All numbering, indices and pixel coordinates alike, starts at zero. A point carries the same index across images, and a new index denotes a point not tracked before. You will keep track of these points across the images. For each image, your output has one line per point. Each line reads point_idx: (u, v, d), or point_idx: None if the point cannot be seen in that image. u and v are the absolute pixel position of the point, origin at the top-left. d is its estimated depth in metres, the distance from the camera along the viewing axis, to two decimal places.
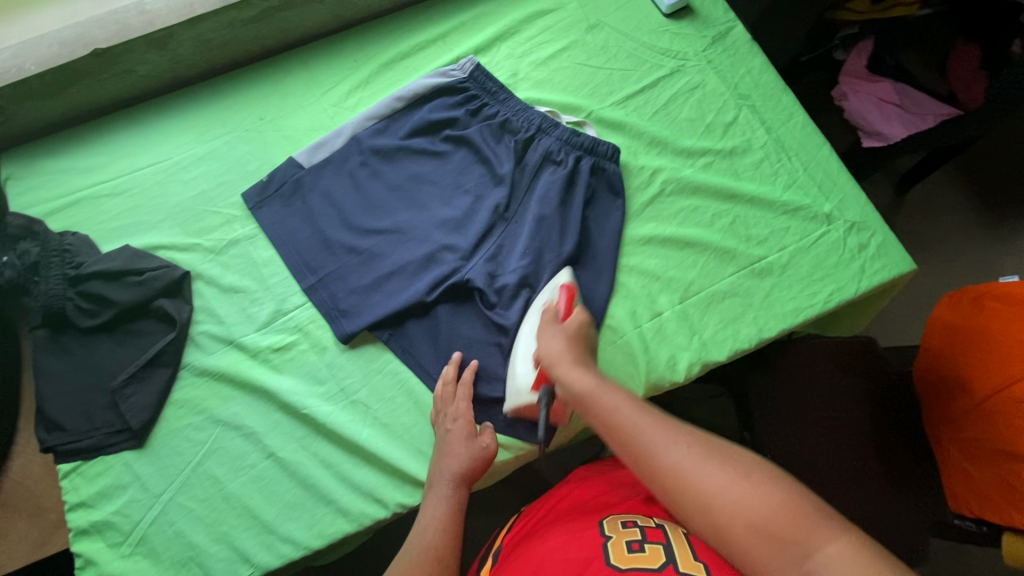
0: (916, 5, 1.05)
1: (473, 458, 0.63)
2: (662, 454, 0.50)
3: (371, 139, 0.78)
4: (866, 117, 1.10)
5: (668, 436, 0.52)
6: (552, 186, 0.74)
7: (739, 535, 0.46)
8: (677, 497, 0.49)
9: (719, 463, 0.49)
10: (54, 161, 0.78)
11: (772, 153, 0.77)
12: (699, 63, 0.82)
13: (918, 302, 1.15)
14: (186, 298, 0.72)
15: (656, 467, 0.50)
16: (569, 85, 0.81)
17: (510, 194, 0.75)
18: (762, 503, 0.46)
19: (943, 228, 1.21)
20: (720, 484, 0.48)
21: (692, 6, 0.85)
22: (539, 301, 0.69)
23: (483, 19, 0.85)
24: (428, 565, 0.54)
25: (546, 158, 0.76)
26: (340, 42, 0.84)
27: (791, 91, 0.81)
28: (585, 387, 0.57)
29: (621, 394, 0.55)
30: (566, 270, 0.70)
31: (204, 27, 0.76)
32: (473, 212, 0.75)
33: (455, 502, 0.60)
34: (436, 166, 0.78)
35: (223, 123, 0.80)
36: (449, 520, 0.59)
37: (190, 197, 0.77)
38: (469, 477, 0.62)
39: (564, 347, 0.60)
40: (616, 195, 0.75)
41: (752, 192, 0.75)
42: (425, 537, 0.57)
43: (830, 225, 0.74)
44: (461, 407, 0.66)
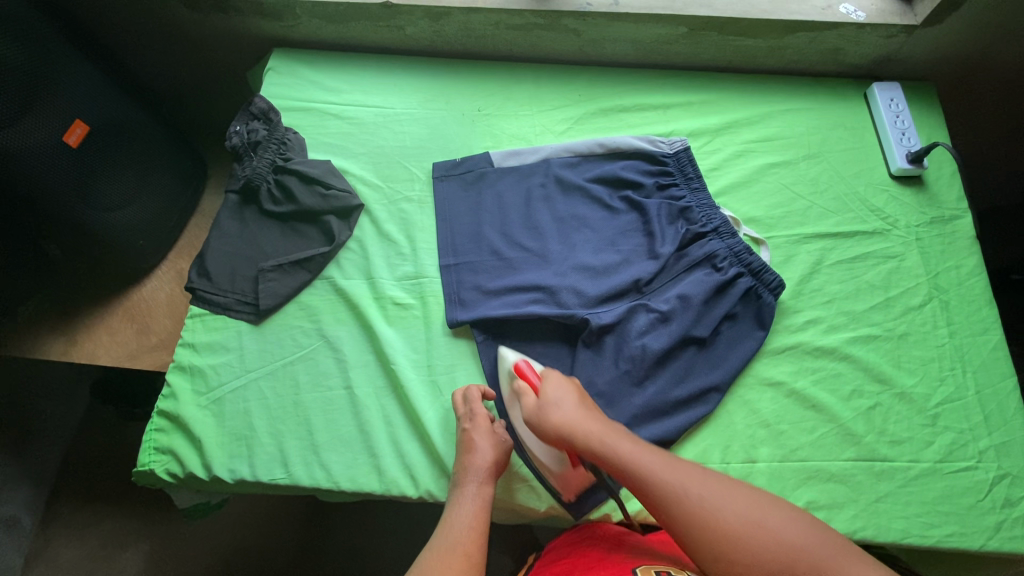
0: None
1: (499, 453, 0.65)
2: (673, 485, 0.53)
3: (558, 168, 0.83)
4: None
5: (684, 477, 0.53)
6: (700, 285, 0.74)
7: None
8: (693, 531, 0.50)
9: (727, 492, 0.53)
10: (310, 72, 0.92)
11: (946, 358, 0.70)
12: (907, 236, 0.77)
13: None
14: (350, 225, 0.80)
15: (675, 506, 0.52)
16: (762, 200, 0.80)
17: (657, 272, 0.75)
18: (782, 532, 0.49)
19: None
20: (721, 503, 0.51)
21: (925, 178, 0.80)
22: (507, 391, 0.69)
23: (710, 106, 0.87)
24: (459, 562, 0.55)
25: (707, 258, 0.76)
26: (573, 75, 0.91)
27: (996, 307, 0.73)
28: (596, 433, 0.58)
29: (628, 438, 0.58)
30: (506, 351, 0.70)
31: (475, 18, 0.85)
32: (614, 269, 0.76)
33: (486, 498, 0.61)
34: (599, 215, 0.80)
35: (447, 101, 0.89)
36: (478, 521, 0.59)
37: (392, 146, 0.86)
38: (495, 471, 0.64)
39: (580, 414, 0.60)
40: (759, 326, 0.73)
41: (906, 387, 0.69)
42: (455, 534, 0.58)
43: (979, 463, 0.66)
44: (482, 411, 0.67)
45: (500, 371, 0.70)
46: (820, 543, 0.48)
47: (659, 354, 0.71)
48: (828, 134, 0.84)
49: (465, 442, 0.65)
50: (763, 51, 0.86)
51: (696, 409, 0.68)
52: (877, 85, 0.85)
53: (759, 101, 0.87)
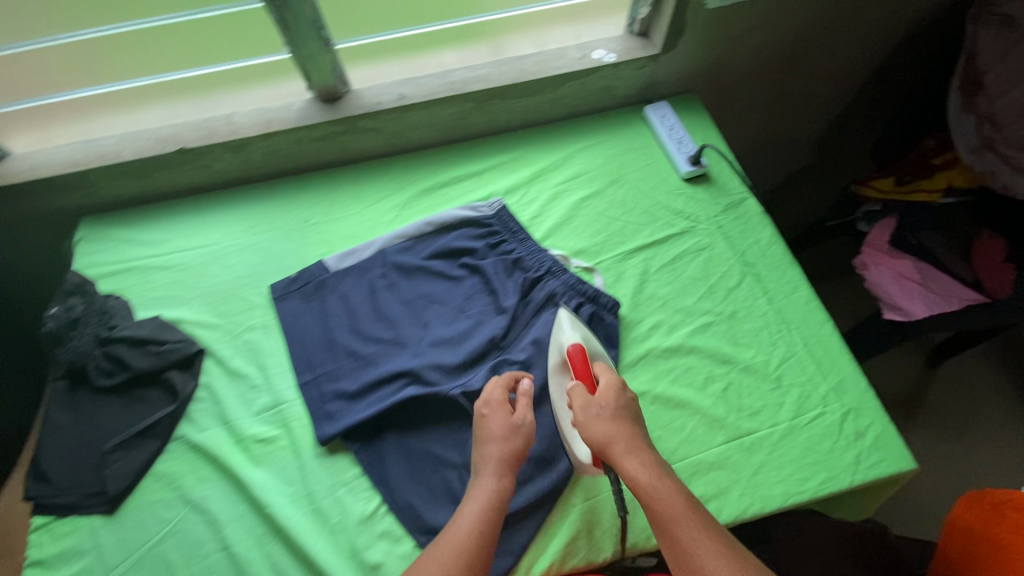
0: (937, 194, 1.11)
1: (516, 443, 0.64)
2: (695, 550, 0.54)
3: (395, 255, 0.85)
4: (884, 289, 1.11)
5: (714, 553, 0.54)
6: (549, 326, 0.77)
7: None
8: None
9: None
10: (124, 232, 0.89)
11: (772, 323, 0.78)
12: (710, 227, 0.86)
13: (938, 478, 1.30)
14: (194, 374, 0.77)
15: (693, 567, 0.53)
16: (584, 232, 0.87)
17: (509, 325, 0.78)
18: None
19: (965, 407, 1.37)
20: None
21: (710, 174, 0.91)
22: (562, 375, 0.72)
23: (518, 162, 0.95)
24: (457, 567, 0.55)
25: (548, 299, 0.80)
26: (389, 165, 0.95)
27: (798, 265, 0.83)
28: (642, 475, 0.58)
29: (678, 490, 0.58)
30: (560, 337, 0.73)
31: (276, 140, 0.88)
32: (468, 334, 0.78)
33: (497, 494, 0.60)
34: (443, 287, 0.82)
35: (273, 221, 0.90)
36: (485, 520, 0.59)
37: (225, 281, 0.85)
38: (514, 460, 0.63)
39: (626, 433, 0.61)
40: (611, 346, 0.77)
41: (748, 360, 0.76)
42: (458, 538, 0.57)
43: (826, 407, 0.73)
44: (500, 395, 0.68)
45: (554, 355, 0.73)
46: None
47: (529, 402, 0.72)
48: (623, 159, 0.94)
49: (484, 430, 0.65)
50: (547, 103, 0.95)
51: None
52: (649, 108, 0.96)
53: (558, 146, 0.96)
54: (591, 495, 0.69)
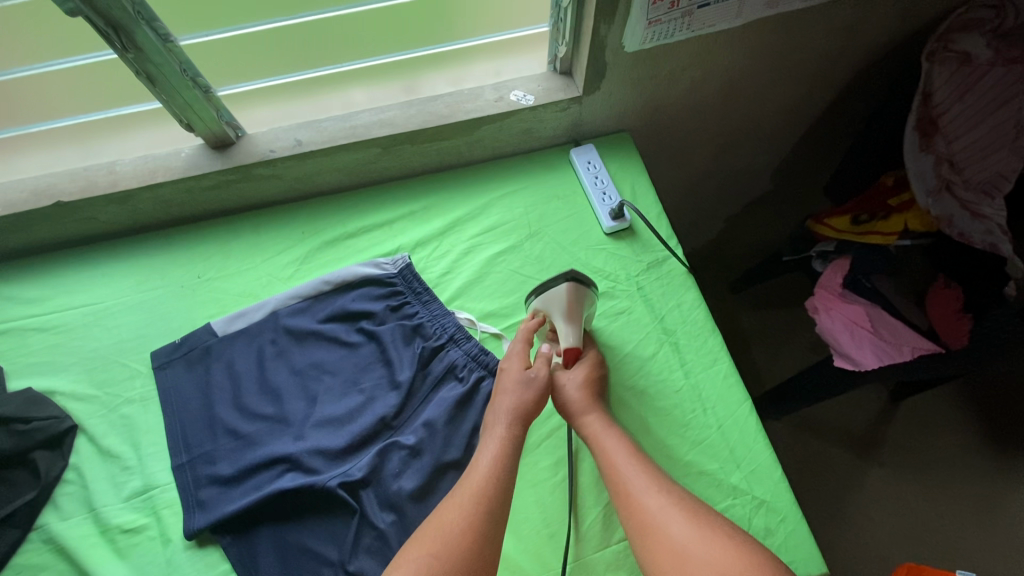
0: (893, 236, 1.03)
1: (526, 395, 0.67)
2: (629, 487, 0.60)
3: (288, 318, 0.79)
4: (835, 338, 1.02)
5: (650, 489, 0.59)
6: (444, 402, 0.72)
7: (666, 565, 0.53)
8: (633, 522, 0.58)
9: (686, 515, 0.56)
10: (5, 288, 0.83)
11: (687, 401, 0.73)
12: (629, 289, 0.80)
13: (895, 520, 1.24)
14: (64, 453, 0.72)
15: (632, 504, 0.59)
16: (495, 293, 0.81)
17: (403, 400, 0.73)
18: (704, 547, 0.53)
19: (929, 446, 1.31)
20: (666, 516, 0.56)
21: (634, 227, 0.84)
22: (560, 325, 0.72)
23: (432, 210, 0.88)
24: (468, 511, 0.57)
25: (447, 371, 0.75)
26: (294, 213, 0.89)
27: (720, 333, 0.77)
28: (593, 429, 0.66)
29: (623, 438, 0.65)
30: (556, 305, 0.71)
31: (164, 190, 0.81)
32: (360, 410, 0.73)
33: (510, 440, 0.64)
34: (338, 355, 0.77)
35: (166, 276, 0.84)
36: (499, 465, 0.62)
37: (107, 345, 0.79)
38: (524, 415, 0.66)
39: (586, 395, 0.69)
40: None
41: (657, 443, 0.70)
42: (473, 483, 0.60)
43: (736, 498, 0.67)
44: (519, 348, 0.71)
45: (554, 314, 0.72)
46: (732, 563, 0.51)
47: (414, 491, 0.67)
48: (544, 208, 0.87)
49: (499, 383, 0.69)
50: (464, 146, 0.88)
51: None
52: (574, 151, 0.89)
53: (476, 193, 0.89)
54: None
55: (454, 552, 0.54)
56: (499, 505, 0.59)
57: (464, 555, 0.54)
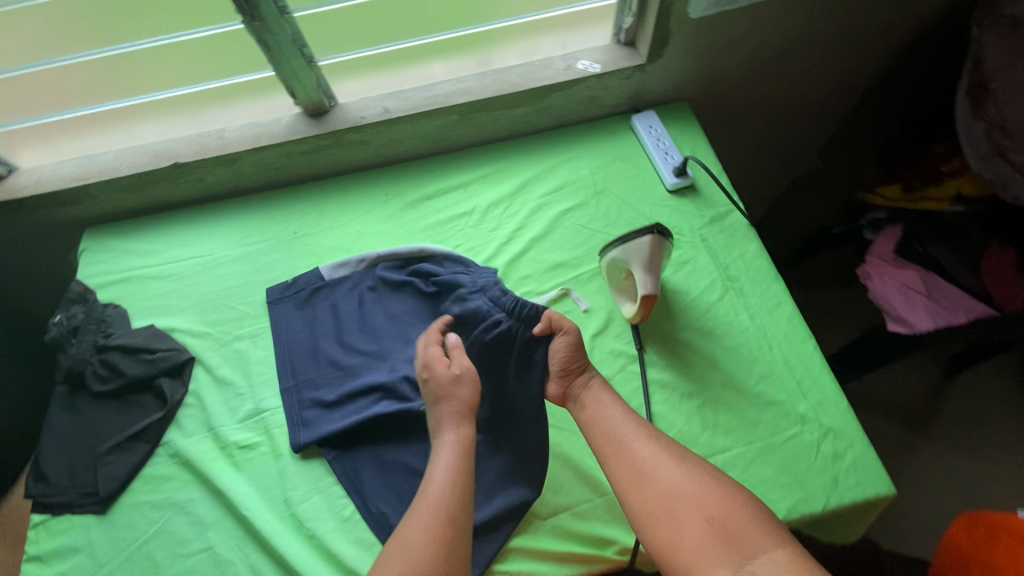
0: (946, 201, 1.07)
1: (466, 393, 0.69)
2: (621, 440, 0.63)
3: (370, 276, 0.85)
4: (888, 301, 1.05)
5: (643, 442, 0.62)
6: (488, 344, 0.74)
7: (666, 516, 0.56)
8: (625, 475, 0.60)
9: (680, 465, 0.60)
10: (124, 242, 0.93)
11: (753, 340, 0.77)
12: (693, 240, 0.85)
13: (952, 492, 1.24)
14: (183, 381, 0.80)
15: (626, 456, 0.61)
16: (566, 245, 0.87)
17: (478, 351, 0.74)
18: (705, 498, 0.56)
19: (985, 421, 1.30)
20: (662, 466, 0.60)
21: (696, 185, 0.90)
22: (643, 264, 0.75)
23: (504, 172, 0.95)
24: (438, 526, 0.58)
25: (472, 314, 0.77)
26: (377, 176, 0.97)
27: (782, 280, 0.81)
28: (586, 389, 0.69)
29: (613, 399, 0.68)
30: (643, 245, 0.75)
31: (266, 153, 0.90)
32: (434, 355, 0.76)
33: (461, 443, 0.65)
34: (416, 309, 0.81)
35: (264, 232, 0.92)
36: (455, 473, 0.62)
37: (216, 291, 0.88)
38: (467, 409, 0.68)
39: (574, 347, 0.70)
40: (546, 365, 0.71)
41: (726, 377, 0.75)
42: (432, 496, 0.60)
43: (803, 426, 0.71)
44: (435, 353, 0.72)
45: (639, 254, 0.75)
46: (733, 512, 0.54)
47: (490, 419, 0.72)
48: (608, 169, 0.93)
49: (433, 389, 0.69)
50: (533, 114, 0.95)
51: (532, 471, 0.69)
52: (636, 117, 0.96)
53: (544, 157, 0.96)
54: (554, 511, 0.68)
55: (420, 573, 0.54)
56: (465, 509, 0.60)
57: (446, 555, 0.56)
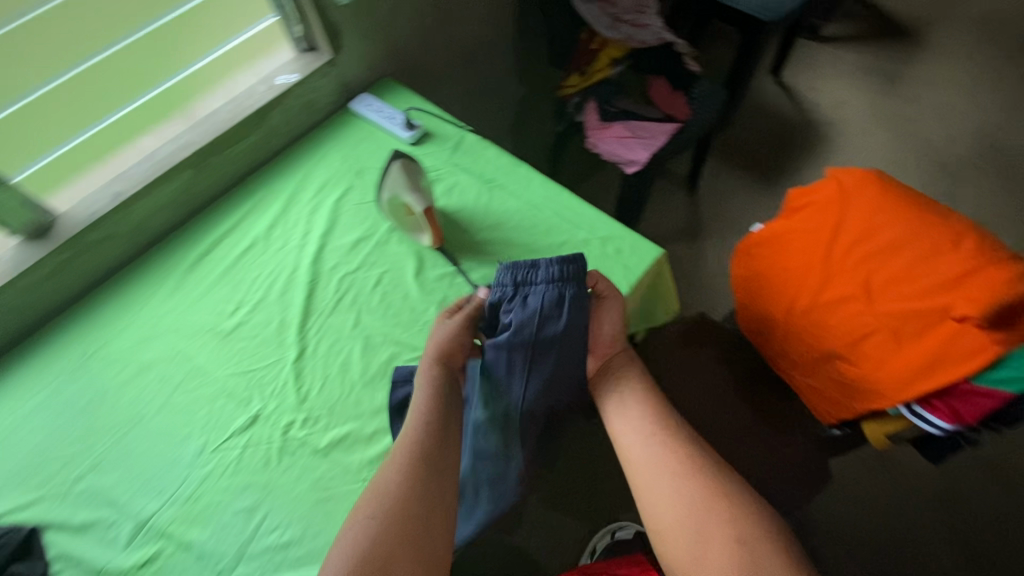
0: (607, 67, 1.41)
1: (448, 333, 0.75)
2: (639, 458, 0.70)
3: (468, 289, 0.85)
4: (616, 152, 1.39)
5: (658, 459, 0.68)
6: (520, 331, 0.72)
7: (683, 533, 0.63)
8: (644, 494, 0.68)
9: (690, 482, 0.65)
10: None
11: (527, 211, 0.94)
12: (449, 168, 1.00)
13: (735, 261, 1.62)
14: (37, 554, 0.70)
15: (641, 474, 0.69)
16: (353, 223, 0.95)
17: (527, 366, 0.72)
18: (710, 517, 0.63)
19: (724, 208, 1.78)
20: (676, 483, 0.66)
21: (428, 129, 1.04)
22: (408, 189, 0.89)
23: (268, 199, 0.99)
24: (417, 469, 0.65)
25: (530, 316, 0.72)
26: (145, 262, 0.93)
27: (524, 162, 1.00)
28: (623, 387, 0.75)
29: (636, 405, 0.73)
30: (400, 170, 0.90)
31: (7, 297, 0.83)
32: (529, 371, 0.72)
33: (434, 381, 0.72)
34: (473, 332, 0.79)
35: (49, 373, 0.84)
36: (422, 419, 0.69)
37: (24, 454, 0.77)
38: (443, 354, 0.73)
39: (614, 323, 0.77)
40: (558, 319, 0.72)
41: (524, 246, 0.91)
42: (406, 444, 0.67)
43: (589, 245, 0.90)
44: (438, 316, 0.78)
45: (402, 184, 0.89)
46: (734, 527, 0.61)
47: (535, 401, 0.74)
48: (355, 151, 1.03)
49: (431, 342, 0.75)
50: (264, 139, 1.01)
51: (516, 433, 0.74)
52: (353, 103, 1.07)
53: (296, 169, 1.03)
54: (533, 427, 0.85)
55: (383, 519, 0.61)
56: (441, 446, 0.68)
57: (409, 506, 0.62)
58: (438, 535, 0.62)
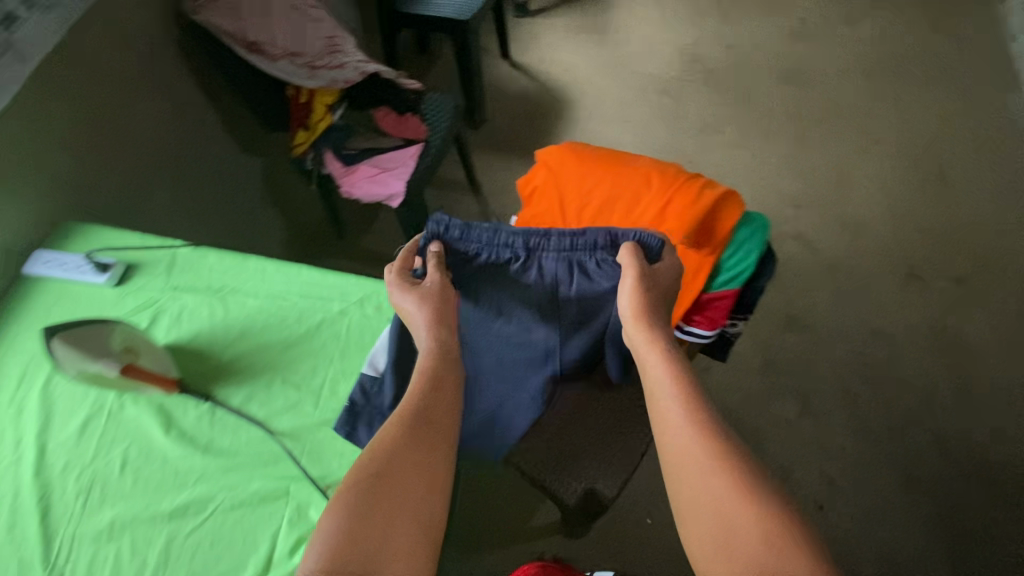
0: (325, 116, 1.37)
1: (432, 296, 0.74)
2: (671, 417, 0.64)
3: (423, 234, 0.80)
4: (374, 193, 1.38)
5: (688, 425, 0.62)
6: (540, 289, 0.82)
7: (710, 521, 0.56)
8: (675, 463, 0.61)
9: (721, 468, 0.58)
10: None
11: (271, 305, 0.86)
12: (169, 294, 0.88)
13: None
14: None
15: (671, 437, 0.62)
16: (73, 404, 0.80)
17: (554, 329, 0.84)
18: (740, 514, 0.54)
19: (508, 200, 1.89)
20: (704, 462, 0.59)
21: (131, 262, 0.92)
22: (88, 363, 0.72)
23: None
24: (404, 436, 0.61)
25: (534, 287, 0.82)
26: None
27: (251, 253, 0.92)
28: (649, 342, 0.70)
29: (662, 354, 0.69)
30: (60, 353, 0.71)
31: None
32: (592, 315, 0.84)
33: (433, 346, 0.71)
34: (485, 300, 0.82)
35: None
36: (412, 393, 0.66)
37: None
38: (433, 317, 0.73)
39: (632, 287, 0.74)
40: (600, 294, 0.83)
41: (279, 343, 0.83)
42: (386, 429, 0.62)
43: (345, 314, 0.84)
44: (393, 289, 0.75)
45: (77, 360, 0.72)
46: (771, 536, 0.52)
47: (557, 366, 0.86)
48: (48, 321, 0.87)
49: (402, 308, 0.74)
50: None
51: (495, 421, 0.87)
52: (28, 268, 0.91)
53: None
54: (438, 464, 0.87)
55: (325, 538, 0.52)
56: (400, 451, 0.60)
57: (360, 531, 0.53)
58: (388, 543, 0.53)
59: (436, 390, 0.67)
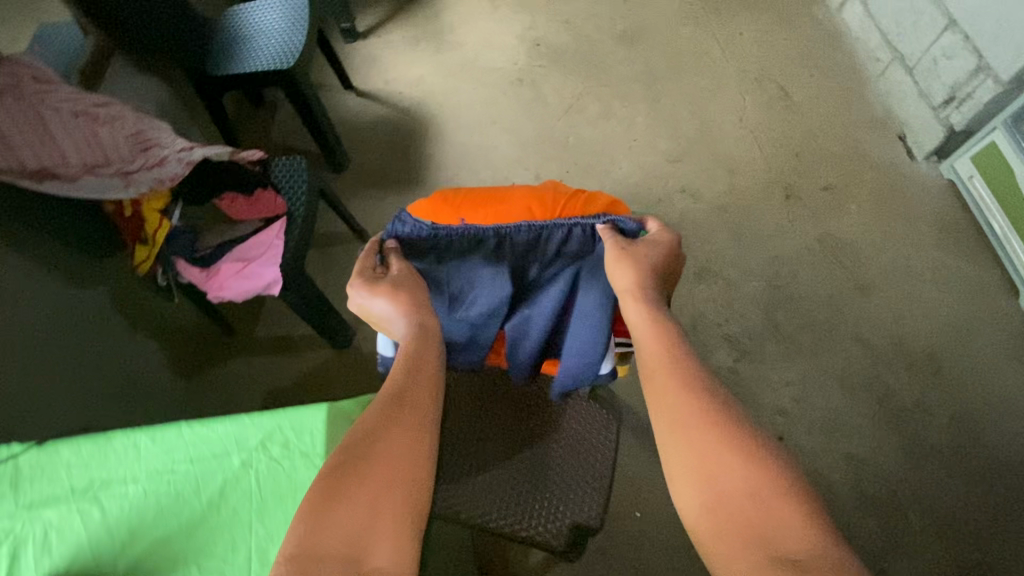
0: (162, 223, 1.18)
1: (405, 273, 0.91)
2: (653, 356, 0.79)
3: (384, 235, 1.00)
4: (249, 289, 1.30)
5: (671, 363, 0.76)
6: (520, 256, 0.97)
7: (691, 450, 0.68)
8: (656, 399, 0.75)
9: (704, 407, 0.71)
10: None
11: (159, 484, 0.73)
12: (23, 517, 0.71)
13: None
14: None
15: (656, 373, 0.76)
16: None
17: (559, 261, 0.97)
18: (721, 454, 0.66)
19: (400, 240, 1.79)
20: (689, 405, 0.72)
21: None
22: None
23: None
24: (396, 409, 0.71)
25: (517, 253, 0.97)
26: None
27: (113, 429, 0.76)
28: (628, 288, 0.87)
29: (651, 309, 0.84)
30: None
31: None
32: (585, 254, 0.97)
33: (416, 324, 0.84)
34: (469, 265, 0.96)
35: None
36: (405, 369, 0.76)
37: None
38: (410, 296, 0.87)
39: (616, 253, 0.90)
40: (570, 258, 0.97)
41: (185, 527, 0.71)
42: (389, 391, 0.73)
43: (252, 465, 0.73)
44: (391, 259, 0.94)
45: None
46: (746, 468, 0.64)
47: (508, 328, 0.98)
48: None
49: (397, 270, 0.91)
50: None
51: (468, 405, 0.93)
52: None
53: None
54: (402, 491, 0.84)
55: (328, 501, 0.61)
56: (404, 424, 0.70)
57: (374, 489, 0.63)
58: (386, 516, 0.62)
59: (417, 358, 0.79)
